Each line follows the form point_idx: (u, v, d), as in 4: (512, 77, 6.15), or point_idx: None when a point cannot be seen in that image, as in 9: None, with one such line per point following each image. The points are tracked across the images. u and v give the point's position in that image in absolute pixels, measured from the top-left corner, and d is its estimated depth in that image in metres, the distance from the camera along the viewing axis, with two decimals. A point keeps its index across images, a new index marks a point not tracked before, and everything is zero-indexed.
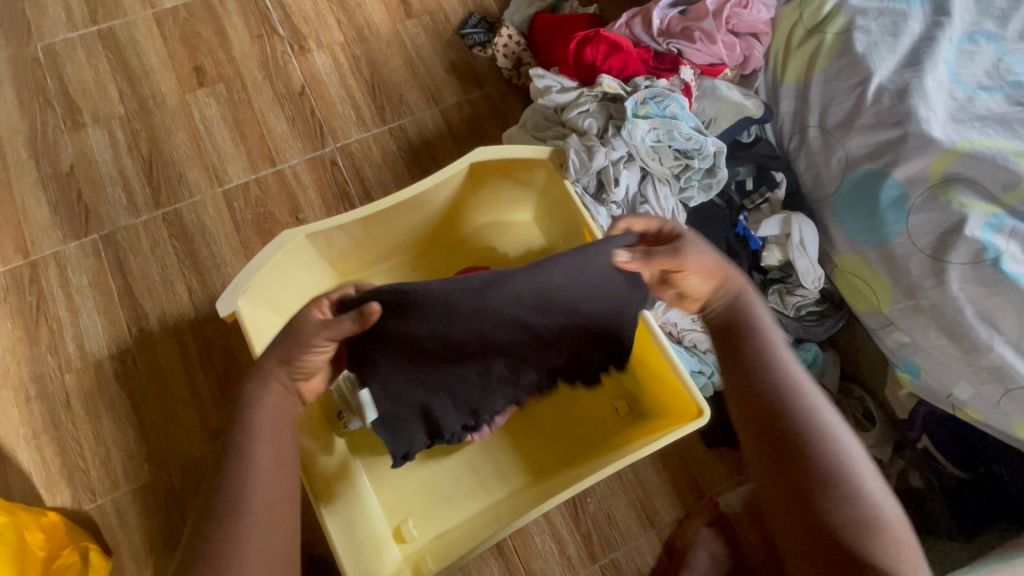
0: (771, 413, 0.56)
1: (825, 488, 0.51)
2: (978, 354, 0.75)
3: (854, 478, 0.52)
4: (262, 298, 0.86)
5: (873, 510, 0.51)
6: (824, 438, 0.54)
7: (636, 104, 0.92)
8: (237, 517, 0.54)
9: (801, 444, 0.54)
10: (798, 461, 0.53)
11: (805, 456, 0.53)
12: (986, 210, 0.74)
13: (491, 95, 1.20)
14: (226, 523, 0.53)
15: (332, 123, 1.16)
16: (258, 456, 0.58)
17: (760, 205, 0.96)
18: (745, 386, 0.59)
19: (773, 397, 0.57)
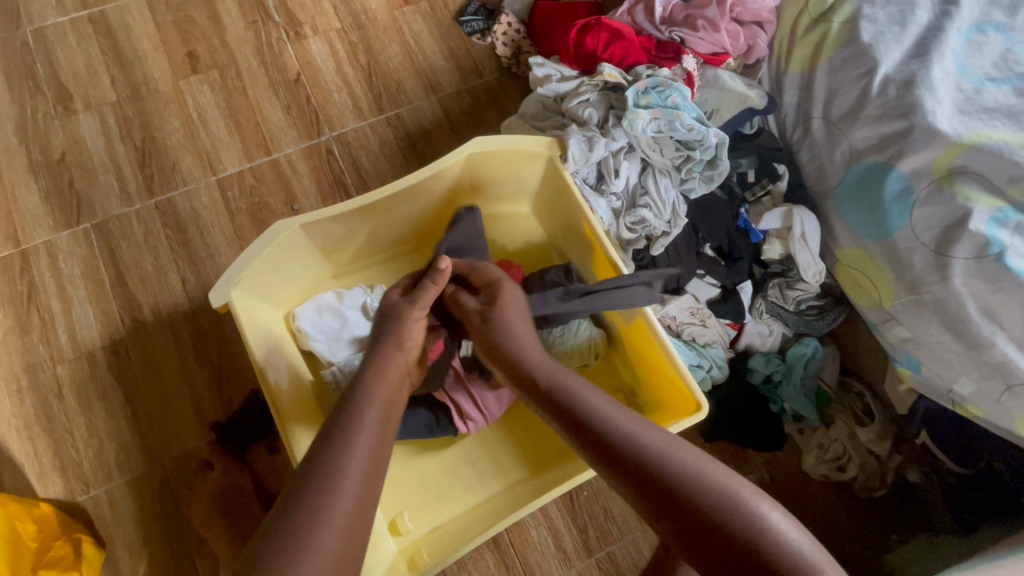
0: (646, 473, 0.57)
1: (730, 549, 0.52)
2: (980, 350, 0.74)
3: (755, 525, 0.52)
4: (255, 289, 0.85)
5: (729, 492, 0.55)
6: (708, 493, 0.55)
7: (637, 94, 0.89)
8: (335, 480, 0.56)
9: (684, 492, 0.55)
10: (664, 491, 0.56)
11: (665, 482, 0.56)
12: (991, 204, 0.73)
13: (490, 84, 1.19)
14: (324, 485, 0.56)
15: (328, 111, 1.14)
16: (367, 413, 0.64)
17: (761, 198, 0.95)
18: (621, 467, 0.59)
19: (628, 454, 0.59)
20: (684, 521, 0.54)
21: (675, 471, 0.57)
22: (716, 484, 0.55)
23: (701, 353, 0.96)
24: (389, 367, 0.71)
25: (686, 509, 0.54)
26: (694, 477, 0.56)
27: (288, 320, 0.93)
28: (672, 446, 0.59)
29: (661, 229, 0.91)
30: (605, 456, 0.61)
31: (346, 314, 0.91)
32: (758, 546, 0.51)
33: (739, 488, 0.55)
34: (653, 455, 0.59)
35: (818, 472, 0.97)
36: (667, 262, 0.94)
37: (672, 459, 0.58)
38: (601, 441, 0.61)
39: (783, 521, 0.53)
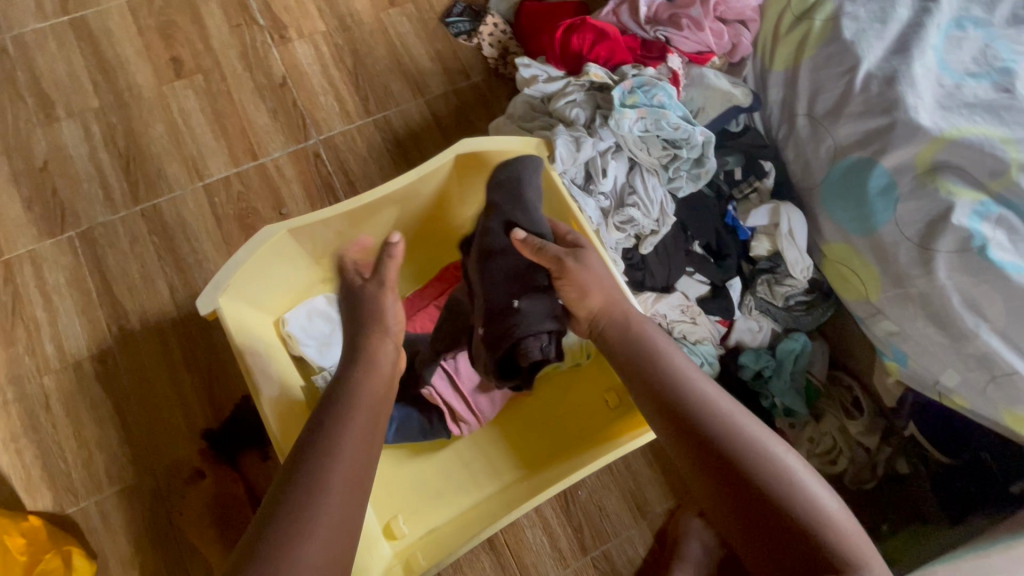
0: (707, 435, 0.60)
1: (790, 536, 0.53)
2: (966, 342, 0.75)
3: (806, 507, 0.55)
4: (243, 295, 0.85)
5: (784, 471, 0.57)
6: (771, 468, 0.57)
7: (624, 93, 0.90)
8: (320, 491, 0.58)
9: (741, 457, 0.58)
10: (724, 451, 0.58)
11: (723, 442, 0.59)
12: (973, 197, 0.74)
13: (478, 85, 1.18)
14: (309, 494, 0.57)
15: (315, 114, 1.14)
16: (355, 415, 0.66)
17: (748, 195, 0.96)
18: (686, 424, 0.62)
19: (693, 413, 0.62)
20: (744, 495, 0.56)
21: (748, 446, 0.59)
22: (785, 467, 0.57)
23: (692, 351, 0.96)
24: (379, 354, 0.74)
25: (752, 484, 0.56)
26: (755, 451, 0.58)
27: (278, 326, 0.93)
28: (740, 418, 0.61)
29: (650, 227, 0.92)
30: (681, 422, 0.62)
31: (333, 323, 0.94)
32: (818, 536, 0.53)
33: (798, 470, 0.58)
34: (718, 420, 0.61)
35: (810, 465, 0.98)
36: (656, 260, 0.96)
37: (746, 433, 0.60)
38: (678, 407, 0.63)
39: (840, 516, 0.55)
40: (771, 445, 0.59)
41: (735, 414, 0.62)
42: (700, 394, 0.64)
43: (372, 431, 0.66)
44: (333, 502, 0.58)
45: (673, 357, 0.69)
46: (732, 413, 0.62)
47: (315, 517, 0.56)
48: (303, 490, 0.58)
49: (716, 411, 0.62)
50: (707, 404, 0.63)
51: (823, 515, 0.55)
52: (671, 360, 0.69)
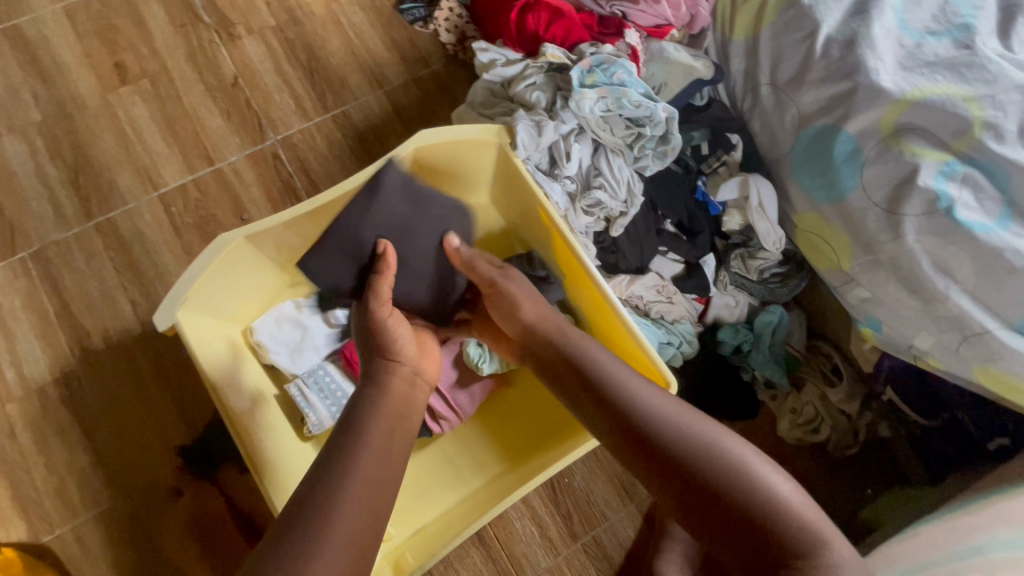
0: (653, 444, 0.62)
1: (744, 527, 0.55)
2: (936, 304, 0.75)
3: (758, 496, 0.56)
4: (203, 307, 0.82)
5: (732, 462, 0.58)
6: (719, 462, 0.58)
7: (583, 73, 0.87)
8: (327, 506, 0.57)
9: (688, 459, 0.59)
10: (672, 457, 0.60)
11: (669, 447, 0.61)
12: (937, 158, 0.73)
13: (438, 73, 1.15)
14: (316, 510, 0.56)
15: (270, 114, 1.10)
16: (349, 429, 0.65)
17: (717, 169, 0.94)
18: (633, 435, 0.64)
19: (639, 423, 0.64)
20: (698, 497, 0.57)
21: (697, 450, 0.59)
22: (733, 457, 0.59)
23: (670, 331, 0.96)
24: (389, 380, 0.72)
25: (705, 490, 0.57)
26: (702, 448, 0.60)
27: (247, 335, 0.91)
28: (683, 416, 0.63)
29: (618, 210, 0.90)
30: (629, 434, 0.64)
31: (304, 329, 0.91)
32: (773, 526, 0.54)
33: (744, 457, 0.59)
34: (662, 425, 0.63)
35: (793, 436, 0.99)
36: (628, 241, 0.94)
37: (695, 436, 0.61)
38: (626, 417, 0.65)
39: (797, 498, 0.56)
40: (716, 437, 0.61)
41: (678, 414, 0.64)
42: (643, 401, 0.66)
43: (388, 452, 0.64)
44: (343, 525, 0.56)
45: (614, 366, 0.71)
46: (675, 414, 0.64)
47: (326, 537, 0.55)
48: (314, 508, 0.56)
49: (661, 420, 0.63)
50: (650, 410, 0.65)
51: (777, 501, 0.56)
52: (612, 370, 0.70)
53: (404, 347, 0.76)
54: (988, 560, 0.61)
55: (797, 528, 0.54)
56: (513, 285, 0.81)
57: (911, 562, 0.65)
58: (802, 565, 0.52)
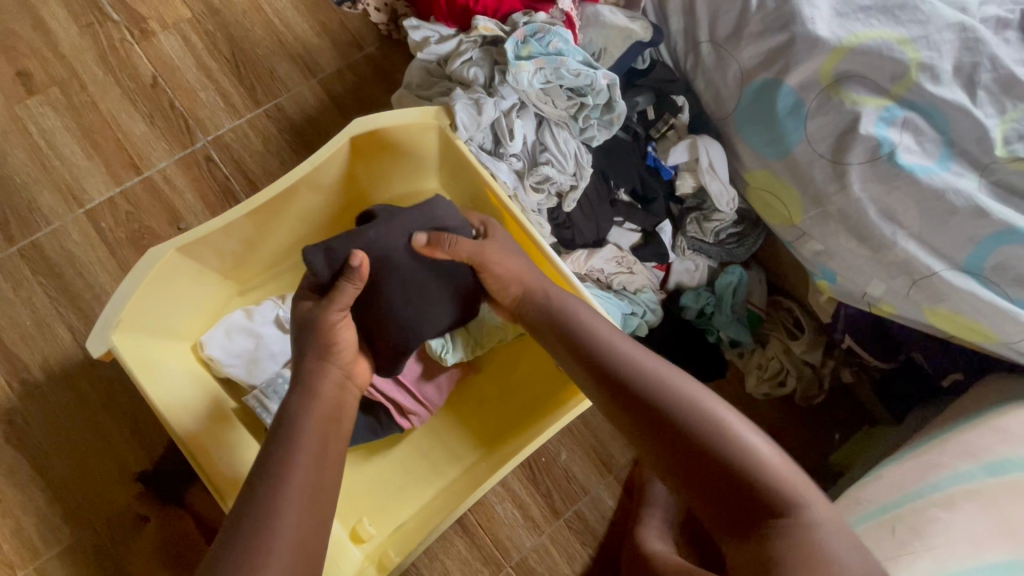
0: (639, 400, 0.62)
1: (725, 483, 0.55)
2: (885, 251, 0.76)
3: (739, 451, 0.56)
4: (143, 326, 0.78)
5: (714, 419, 0.58)
6: (701, 419, 0.58)
7: (517, 45, 0.83)
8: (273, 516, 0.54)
9: (672, 415, 0.59)
10: (657, 412, 0.60)
11: (655, 402, 0.61)
12: (877, 105, 0.73)
13: (373, 56, 1.10)
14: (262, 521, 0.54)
15: (198, 114, 1.04)
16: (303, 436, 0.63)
17: (666, 133, 0.93)
18: (619, 391, 0.64)
19: (626, 380, 0.64)
20: (681, 451, 0.57)
21: (682, 407, 0.60)
22: (715, 414, 0.59)
23: (633, 301, 0.95)
24: (322, 383, 0.69)
25: (687, 445, 0.57)
26: (686, 404, 0.60)
27: (196, 351, 0.87)
28: (668, 375, 0.63)
29: (568, 183, 0.88)
30: (616, 390, 0.64)
31: (256, 337, 0.88)
32: (755, 482, 0.54)
33: (725, 414, 0.59)
34: (647, 381, 0.63)
35: (761, 391, 1.00)
36: (581, 216, 0.93)
37: (679, 394, 0.61)
38: (612, 375, 0.65)
39: (778, 459, 0.56)
40: (701, 396, 0.61)
41: (663, 372, 0.64)
42: (629, 359, 0.66)
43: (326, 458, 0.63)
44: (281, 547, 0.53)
45: (601, 325, 0.71)
46: (660, 372, 0.64)
47: (274, 541, 0.53)
48: (248, 533, 0.53)
49: (647, 377, 0.63)
50: (635, 368, 0.65)
51: (757, 457, 0.55)
52: (598, 329, 0.70)
53: (341, 353, 0.72)
54: (943, 495, 0.63)
55: (777, 486, 0.54)
56: (507, 260, 0.76)
57: (880, 502, 0.66)
58: (778, 521, 0.52)
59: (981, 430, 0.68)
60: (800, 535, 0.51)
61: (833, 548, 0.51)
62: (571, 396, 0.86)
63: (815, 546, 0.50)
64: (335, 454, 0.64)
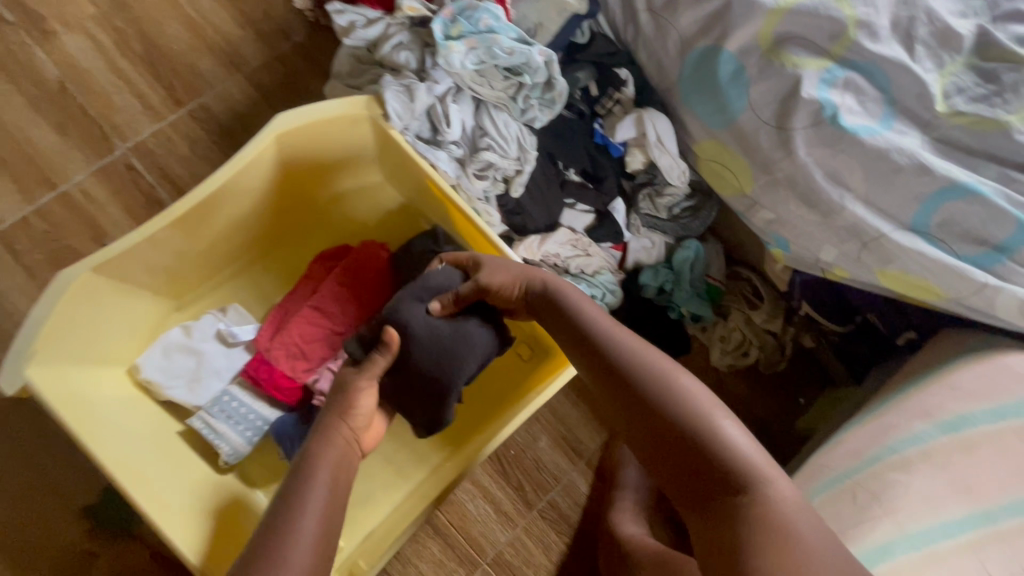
0: (616, 374, 0.59)
1: (692, 461, 0.52)
2: (835, 216, 0.75)
3: (709, 431, 0.53)
4: (66, 355, 0.72)
5: (686, 399, 0.55)
6: (674, 398, 0.55)
7: (446, 25, 0.78)
8: (283, 553, 0.52)
9: (644, 392, 0.57)
10: (630, 388, 0.57)
11: (629, 378, 0.58)
12: (818, 66, 0.71)
13: (302, 46, 1.03)
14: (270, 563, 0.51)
15: (114, 119, 0.96)
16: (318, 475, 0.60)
17: (612, 109, 0.90)
18: (597, 364, 0.61)
19: (605, 353, 0.61)
20: (651, 428, 0.55)
21: (656, 386, 0.57)
22: (688, 393, 0.56)
23: (592, 284, 0.93)
24: (336, 434, 0.65)
25: (659, 425, 0.55)
26: (660, 382, 0.57)
27: (133, 375, 0.82)
28: (646, 352, 0.60)
29: (513, 168, 0.85)
30: (596, 361, 0.61)
31: (196, 354, 0.83)
32: (722, 464, 0.51)
33: (700, 393, 0.56)
34: (624, 357, 0.60)
35: (725, 362, 1.00)
36: (531, 202, 0.89)
37: (655, 371, 0.58)
38: (592, 346, 0.62)
39: (748, 443, 0.53)
40: (677, 375, 0.57)
41: (641, 349, 0.61)
42: (609, 332, 0.63)
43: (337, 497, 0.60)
44: None
45: (584, 300, 0.67)
46: (638, 349, 0.61)
47: None
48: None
49: (626, 351, 0.60)
50: (614, 342, 0.62)
51: (727, 439, 0.53)
52: (580, 303, 0.66)
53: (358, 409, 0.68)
54: (901, 458, 0.63)
55: (744, 470, 0.51)
56: (497, 273, 0.70)
57: (841, 469, 0.67)
58: (741, 504, 0.50)
59: (935, 388, 0.68)
60: (762, 518, 0.49)
61: (798, 529, 0.48)
62: (538, 385, 0.84)
63: (781, 530, 0.48)
64: (343, 498, 0.61)
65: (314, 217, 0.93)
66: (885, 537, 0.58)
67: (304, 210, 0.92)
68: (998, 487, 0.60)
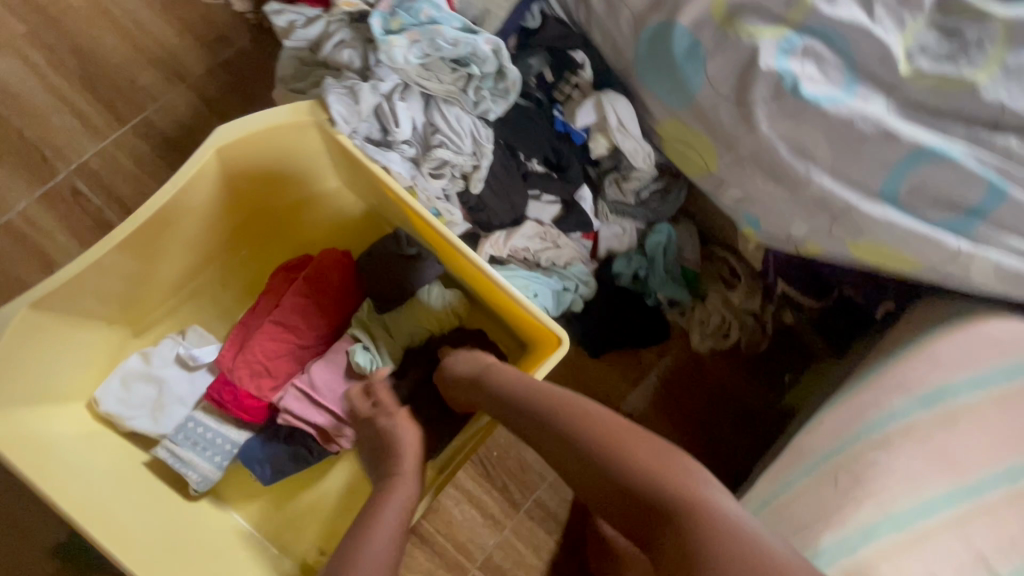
0: (543, 433, 0.61)
1: (631, 505, 0.53)
2: (802, 189, 0.72)
3: (630, 470, 0.53)
4: (14, 395, 0.69)
5: (601, 442, 0.56)
6: (593, 444, 0.56)
7: (385, 19, 0.75)
8: None
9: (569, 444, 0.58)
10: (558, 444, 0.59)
11: (551, 433, 0.60)
12: (775, 35, 0.69)
13: (245, 50, 0.99)
14: None
15: (53, 141, 0.92)
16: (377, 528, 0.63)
17: (570, 94, 0.87)
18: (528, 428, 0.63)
19: (529, 417, 0.64)
20: (587, 479, 0.57)
21: (573, 433, 0.58)
22: (601, 435, 0.57)
23: (563, 276, 0.90)
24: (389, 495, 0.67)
25: (592, 474, 0.56)
26: (575, 427, 0.59)
27: (92, 409, 0.80)
28: (557, 397, 0.62)
29: (470, 163, 0.82)
30: (525, 429, 0.64)
31: (156, 382, 0.81)
32: (654, 498, 0.51)
33: (614, 431, 0.57)
34: (542, 412, 0.62)
35: (707, 346, 0.98)
36: (493, 196, 0.86)
37: (568, 419, 0.60)
38: (518, 413, 0.65)
39: (674, 467, 0.53)
40: (589, 416, 0.59)
41: (553, 397, 0.63)
42: (525, 392, 0.65)
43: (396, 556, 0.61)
44: None
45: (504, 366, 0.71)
46: (550, 397, 0.63)
47: None
48: None
49: (542, 407, 0.62)
50: (530, 401, 0.64)
51: (648, 471, 0.53)
52: (500, 371, 0.70)
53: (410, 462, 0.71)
54: (882, 436, 0.61)
55: (675, 497, 0.50)
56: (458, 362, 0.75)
57: (823, 450, 0.65)
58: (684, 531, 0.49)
59: (912, 361, 0.66)
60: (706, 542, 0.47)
61: (745, 542, 0.47)
62: None
63: (725, 551, 0.47)
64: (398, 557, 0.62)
65: (275, 226, 0.90)
66: (869, 518, 0.57)
67: (264, 222, 0.89)
68: (980, 459, 0.59)
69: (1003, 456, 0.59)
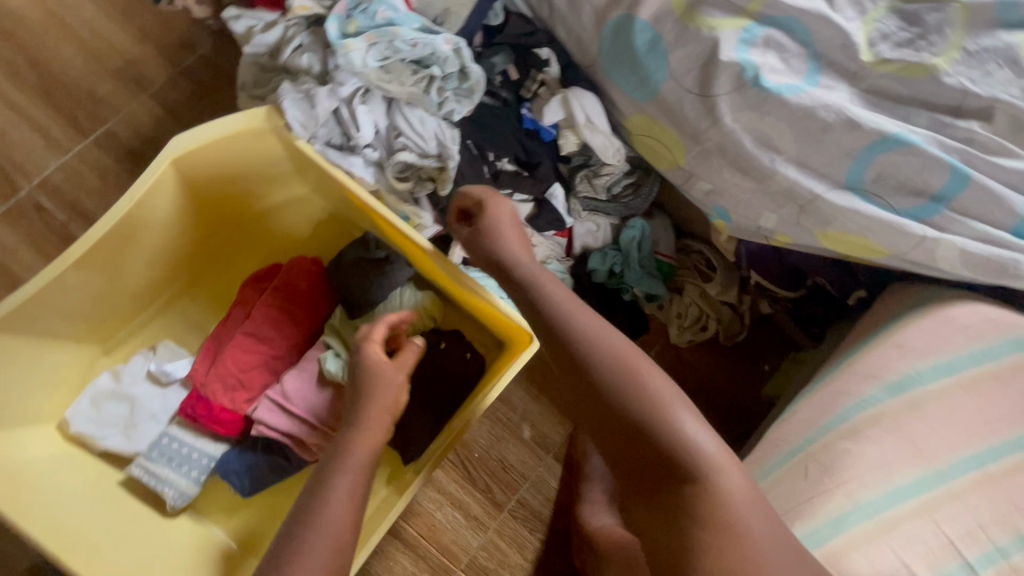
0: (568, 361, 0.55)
1: (644, 454, 0.50)
2: (768, 181, 0.72)
3: (662, 423, 0.50)
4: None
5: (642, 390, 0.51)
6: (629, 392, 0.52)
7: (342, 22, 0.74)
8: None
9: (596, 384, 0.53)
10: (582, 377, 0.54)
11: (580, 367, 0.54)
12: (736, 26, 0.68)
13: (210, 58, 0.97)
14: None
15: (15, 157, 0.90)
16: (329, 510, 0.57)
17: (538, 91, 0.86)
18: (555, 346, 0.57)
19: (562, 336, 0.57)
20: (602, 418, 0.53)
21: (609, 377, 0.53)
22: (643, 386, 0.52)
23: None
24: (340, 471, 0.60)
25: (613, 417, 0.52)
26: (611, 366, 0.53)
27: (63, 431, 0.78)
28: (597, 331, 0.56)
29: (436, 166, 0.80)
30: (551, 342, 0.57)
31: (128, 400, 0.80)
32: (673, 459, 0.49)
33: (654, 381, 0.52)
34: (579, 338, 0.56)
35: (686, 339, 0.98)
36: None
37: (609, 361, 0.54)
38: (549, 326, 0.58)
39: (704, 431, 0.50)
40: (635, 362, 0.53)
41: (594, 332, 0.56)
42: (563, 313, 0.58)
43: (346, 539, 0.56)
44: None
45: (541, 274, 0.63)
46: (591, 331, 0.56)
47: None
48: None
49: (578, 336, 0.56)
50: (569, 324, 0.57)
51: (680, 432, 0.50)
52: (538, 276, 0.63)
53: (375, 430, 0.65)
54: (851, 425, 0.61)
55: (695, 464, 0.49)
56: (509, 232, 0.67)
57: (795, 441, 0.65)
58: (691, 493, 0.48)
59: (879, 351, 0.66)
60: (711, 509, 0.47)
61: (746, 521, 0.47)
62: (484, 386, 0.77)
63: (727, 522, 0.47)
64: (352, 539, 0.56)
65: (241, 233, 0.89)
66: (839, 509, 0.57)
67: (233, 232, 0.88)
68: (946, 446, 0.59)
69: (968, 442, 0.59)
